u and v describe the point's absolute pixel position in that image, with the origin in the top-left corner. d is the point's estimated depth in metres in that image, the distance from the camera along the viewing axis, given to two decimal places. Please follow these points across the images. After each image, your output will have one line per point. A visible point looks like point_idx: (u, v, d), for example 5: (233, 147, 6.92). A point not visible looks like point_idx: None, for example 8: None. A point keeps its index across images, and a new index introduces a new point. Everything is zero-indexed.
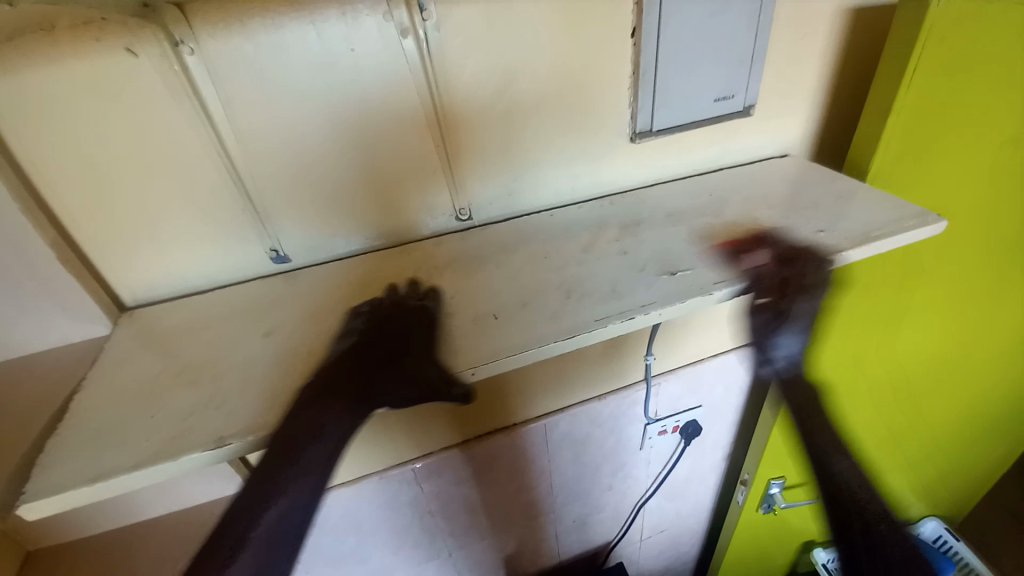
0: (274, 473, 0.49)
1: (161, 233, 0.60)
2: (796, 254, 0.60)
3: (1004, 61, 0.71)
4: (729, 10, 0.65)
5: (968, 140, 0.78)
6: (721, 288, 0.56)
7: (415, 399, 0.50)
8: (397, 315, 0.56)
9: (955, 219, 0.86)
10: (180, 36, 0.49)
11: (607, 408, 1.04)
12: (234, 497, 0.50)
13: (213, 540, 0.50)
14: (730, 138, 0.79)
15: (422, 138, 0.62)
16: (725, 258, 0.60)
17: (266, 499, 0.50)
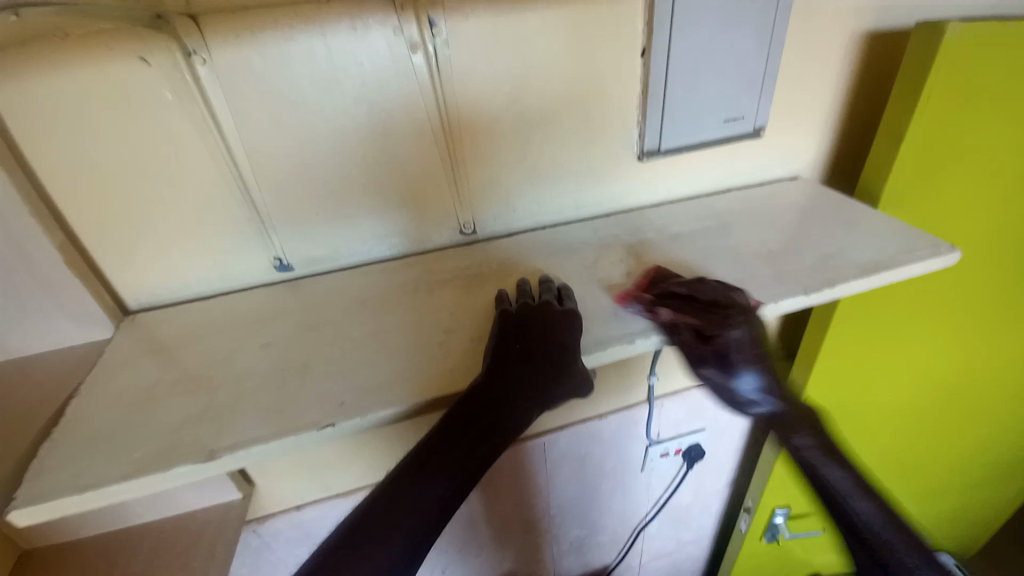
0: (438, 457, 0.49)
1: (166, 239, 0.60)
2: (700, 289, 0.57)
3: (1014, 90, 0.71)
4: (740, 33, 0.65)
5: (980, 169, 0.77)
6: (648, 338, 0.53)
7: (555, 394, 0.53)
8: (536, 312, 0.55)
9: (969, 247, 0.84)
10: (192, 47, 0.50)
11: (608, 427, 1.02)
12: (374, 494, 0.48)
13: (346, 545, 0.45)
14: (740, 160, 0.78)
15: (429, 152, 0.63)
16: (639, 310, 0.56)
17: (423, 487, 0.48)
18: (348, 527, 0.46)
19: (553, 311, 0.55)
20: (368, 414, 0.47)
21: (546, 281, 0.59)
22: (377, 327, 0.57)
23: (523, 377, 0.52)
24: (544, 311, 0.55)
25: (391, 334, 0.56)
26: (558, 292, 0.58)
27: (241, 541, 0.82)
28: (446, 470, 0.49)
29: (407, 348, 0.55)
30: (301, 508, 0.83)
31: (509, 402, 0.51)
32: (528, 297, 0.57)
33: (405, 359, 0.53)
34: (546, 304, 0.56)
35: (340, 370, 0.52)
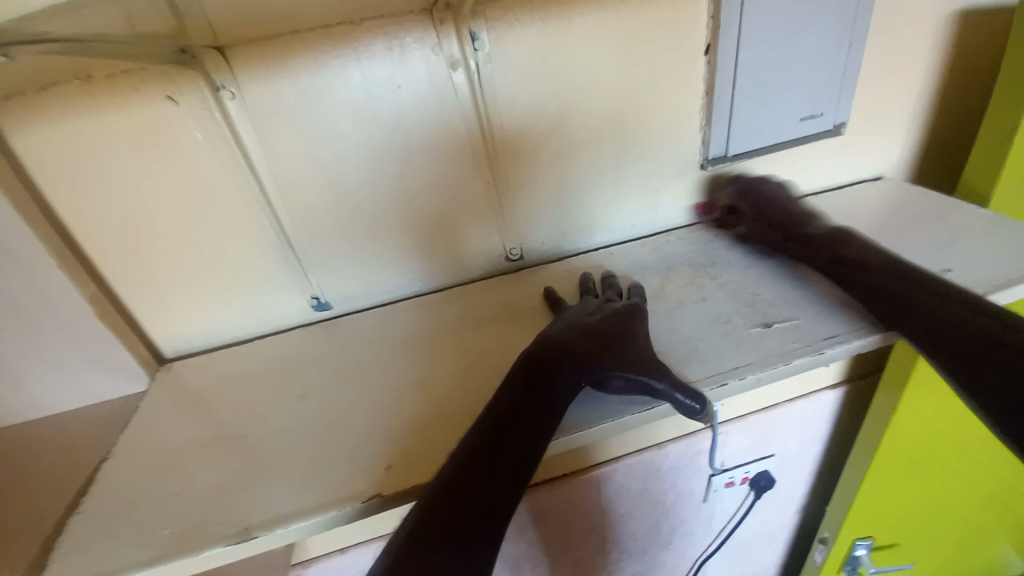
0: (482, 470, 0.39)
1: (200, 283, 0.57)
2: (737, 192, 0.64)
3: None
4: (816, 23, 0.57)
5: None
6: (827, 355, 0.47)
7: (630, 390, 0.44)
8: (596, 306, 0.52)
9: None
10: (220, 82, 0.46)
11: (668, 458, 0.94)
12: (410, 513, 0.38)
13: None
14: (816, 163, 0.69)
15: (472, 175, 0.57)
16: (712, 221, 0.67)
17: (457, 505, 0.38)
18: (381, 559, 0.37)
19: (618, 306, 0.52)
20: (420, 479, 0.42)
21: (608, 277, 0.57)
22: (425, 372, 0.52)
23: (580, 370, 0.44)
24: (607, 304, 0.52)
25: (438, 380, 0.51)
26: (624, 289, 0.56)
27: None
28: (491, 486, 0.39)
29: (458, 397, 0.49)
30: (345, 550, 0.68)
31: (560, 398, 0.43)
32: (589, 298, 0.55)
33: (457, 410, 0.47)
34: (607, 299, 0.53)
35: (385, 424, 0.47)
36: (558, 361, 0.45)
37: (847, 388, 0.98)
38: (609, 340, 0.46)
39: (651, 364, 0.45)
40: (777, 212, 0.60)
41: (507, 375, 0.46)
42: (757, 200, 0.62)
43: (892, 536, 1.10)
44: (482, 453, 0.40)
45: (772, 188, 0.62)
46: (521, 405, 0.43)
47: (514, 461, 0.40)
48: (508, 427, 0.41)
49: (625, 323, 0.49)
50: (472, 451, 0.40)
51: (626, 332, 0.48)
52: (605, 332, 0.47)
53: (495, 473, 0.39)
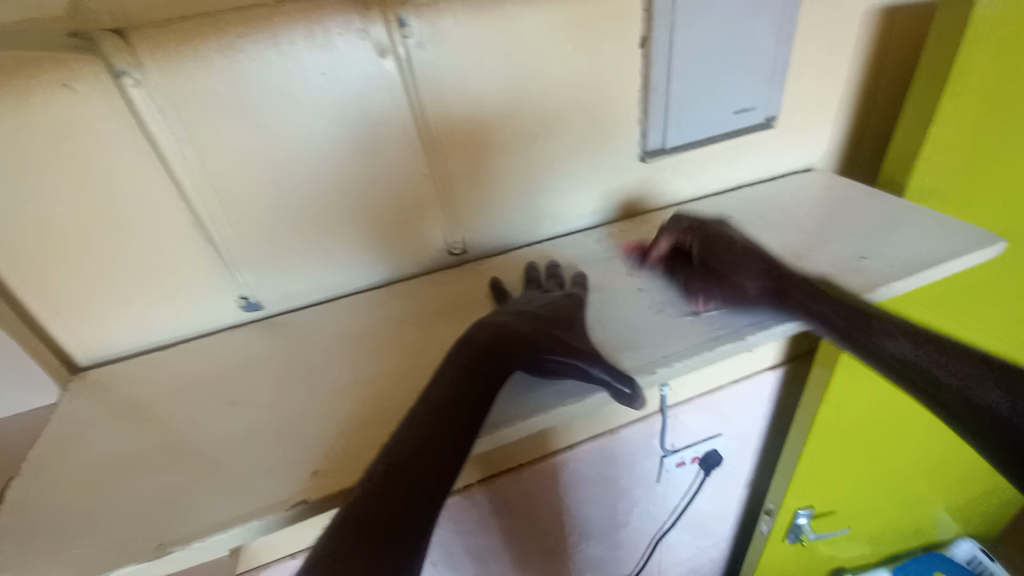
0: (417, 466, 0.38)
1: (116, 283, 0.53)
2: (682, 228, 0.57)
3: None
4: (747, 17, 0.58)
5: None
6: (751, 337, 0.49)
7: (566, 376, 0.44)
8: (539, 297, 0.52)
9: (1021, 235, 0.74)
10: (121, 67, 0.42)
11: (620, 443, 0.98)
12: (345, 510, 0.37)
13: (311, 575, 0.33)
14: (751, 155, 0.71)
15: (410, 167, 0.55)
16: (631, 261, 0.60)
17: (392, 502, 0.36)
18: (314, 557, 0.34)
19: (558, 295, 0.52)
20: (347, 482, 0.41)
21: (552, 267, 0.57)
22: (363, 372, 0.51)
23: (516, 360, 0.44)
24: (546, 294, 0.52)
25: (377, 379, 0.50)
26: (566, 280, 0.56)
27: None
28: (427, 482, 0.38)
29: (396, 395, 0.48)
30: (296, 555, 0.71)
31: (495, 390, 0.43)
32: (530, 289, 0.54)
33: (394, 410, 0.46)
34: (547, 290, 0.53)
35: (319, 429, 0.45)
36: (495, 352, 0.44)
37: (786, 369, 1.04)
38: (546, 327, 0.46)
39: (585, 350, 0.44)
40: (738, 246, 0.54)
41: (443, 365, 0.45)
42: (711, 237, 0.55)
43: (830, 505, 1.19)
44: (417, 449, 0.39)
45: (718, 227, 0.56)
46: (460, 395, 0.42)
47: (451, 453, 0.40)
48: (446, 420, 0.41)
49: (564, 313, 0.49)
50: (408, 448, 0.39)
51: (566, 322, 0.48)
52: (543, 319, 0.47)
53: (429, 468, 0.38)
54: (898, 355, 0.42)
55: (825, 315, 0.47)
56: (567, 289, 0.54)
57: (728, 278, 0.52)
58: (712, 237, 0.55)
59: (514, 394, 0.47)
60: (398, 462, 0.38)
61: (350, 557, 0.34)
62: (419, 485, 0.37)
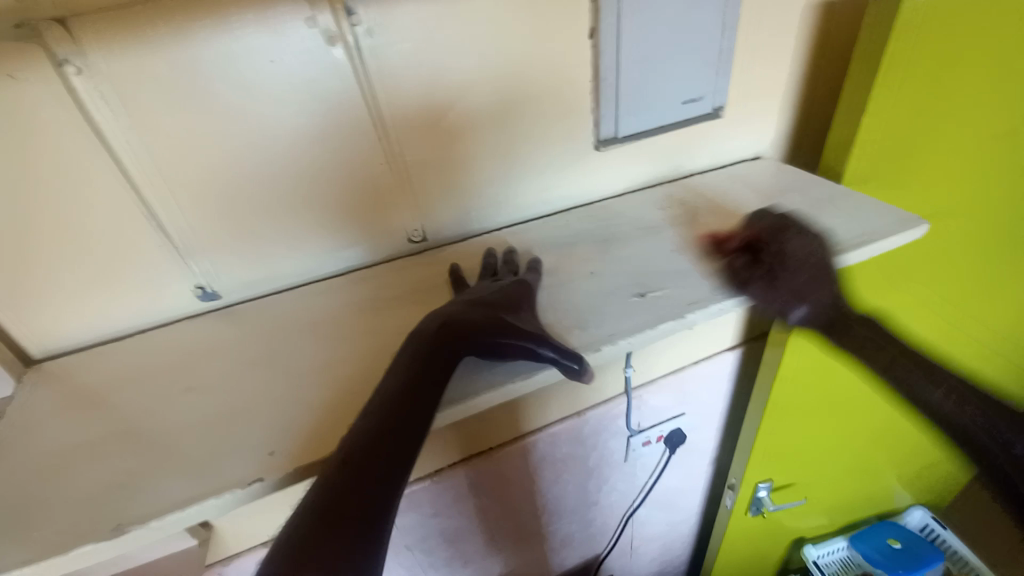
0: (376, 447, 0.40)
1: (68, 275, 0.52)
2: (771, 230, 0.59)
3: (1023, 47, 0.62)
4: (691, 9, 0.61)
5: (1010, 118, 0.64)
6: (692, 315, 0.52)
7: (516, 356, 0.47)
8: (494, 283, 0.54)
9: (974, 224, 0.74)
10: (63, 55, 0.42)
11: (588, 423, 1.02)
12: (307, 496, 0.37)
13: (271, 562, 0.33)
14: (701, 143, 0.74)
15: (366, 155, 0.56)
16: (705, 246, 0.61)
17: (354, 482, 0.38)
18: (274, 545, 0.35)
19: (509, 282, 0.54)
20: (305, 460, 0.42)
21: (508, 253, 0.59)
22: (322, 357, 0.52)
23: (466, 342, 0.46)
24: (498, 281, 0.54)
25: (336, 363, 0.51)
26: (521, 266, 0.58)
27: None
28: (385, 461, 0.39)
29: (354, 378, 0.49)
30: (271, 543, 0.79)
31: (448, 372, 0.45)
32: (485, 276, 0.56)
33: (352, 392, 0.48)
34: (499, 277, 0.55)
35: (277, 412, 0.46)
36: (446, 336, 0.46)
37: (743, 349, 1.09)
38: (495, 311, 0.48)
39: (533, 330, 0.47)
40: (806, 259, 0.57)
41: (398, 354, 0.47)
42: (783, 249, 0.57)
43: (788, 478, 1.26)
44: (375, 430, 0.41)
45: (798, 242, 0.57)
46: (416, 379, 0.44)
47: (408, 433, 0.42)
48: (403, 402, 0.43)
49: (516, 296, 0.51)
50: (366, 431, 0.41)
51: (517, 306, 0.50)
52: (494, 304, 0.49)
53: (387, 448, 0.40)
54: (933, 403, 0.55)
55: (866, 347, 0.60)
56: (521, 275, 0.56)
57: (776, 286, 0.56)
58: (775, 228, 0.58)
59: (467, 375, 0.49)
60: (358, 446, 0.40)
61: (309, 538, 0.34)
62: (380, 465, 0.39)
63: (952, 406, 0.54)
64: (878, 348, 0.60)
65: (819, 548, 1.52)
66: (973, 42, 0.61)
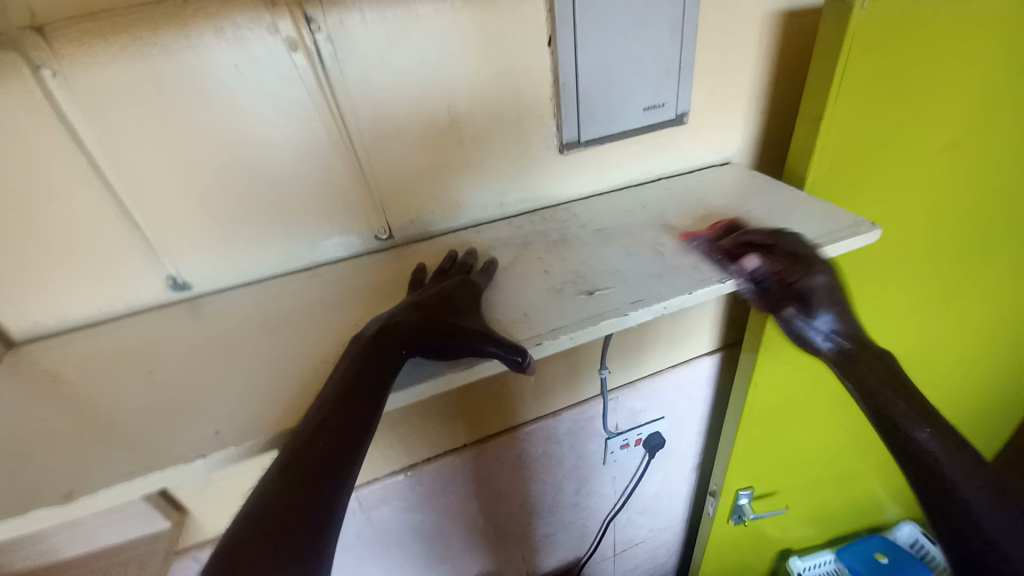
0: (325, 449, 0.43)
1: (43, 265, 0.56)
2: (771, 234, 0.60)
3: (959, 52, 0.69)
4: (647, 20, 0.63)
5: (938, 122, 0.75)
6: (634, 312, 0.53)
7: (458, 353, 0.49)
8: (443, 284, 0.56)
9: (930, 204, 0.83)
10: (40, 61, 0.45)
11: (563, 424, 1.03)
12: (253, 495, 0.40)
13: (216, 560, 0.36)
14: (666, 148, 0.76)
15: (330, 155, 0.59)
16: (699, 246, 0.61)
17: (299, 483, 0.40)
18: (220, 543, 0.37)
19: (458, 284, 0.56)
20: (249, 439, 0.45)
21: (466, 255, 0.61)
22: (280, 345, 0.55)
23: (407, 343, 0.48)
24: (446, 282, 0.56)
25: (291, 352, 0.54)
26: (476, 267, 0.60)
27: (183, 567, 0.83)
28: (330, 461, 0.42)
29: (306, 366, 0.52)
30: None
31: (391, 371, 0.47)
32: (439, 276, 0.58)
33: (303, 379, 0.50)
34: (451, 277, 0.57)
35: (230, 396, 0.49)
36: (389, 338, 0.49)
37: (721, 355, 1.10)
38: (437, 312, 0.50)
39: (472, 329, 0.48)
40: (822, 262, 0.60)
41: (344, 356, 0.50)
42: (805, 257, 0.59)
43: (769, 486, 1.26)
44: (323, 427, 0.43)
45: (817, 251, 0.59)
46: (360, 375, 0.46)
47: (355, 430, 0.44)
48: (349, 398, 0.45)
49: (462, 298, 0.54)
50: (316, 430, 0.43)
51: (460, 307, 0.52)
52: (436, 306, 0.51)
53: (333, 445, 0.43)
54: (920, 442, 0.58)
55: (876, 376, 0.65)
56: (473, 275, 0.58)
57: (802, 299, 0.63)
58: (781, 233, 0.61)
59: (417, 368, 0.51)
60: (308, 446, 0.42)
61: (251, 535, 0.37)
62: (328, 466, 0.42)
63: (939, 453, 0.56)
64: (892, 390, 0.63)
65: (806, 560, 1.50)
66: (921, 49, 0.67)
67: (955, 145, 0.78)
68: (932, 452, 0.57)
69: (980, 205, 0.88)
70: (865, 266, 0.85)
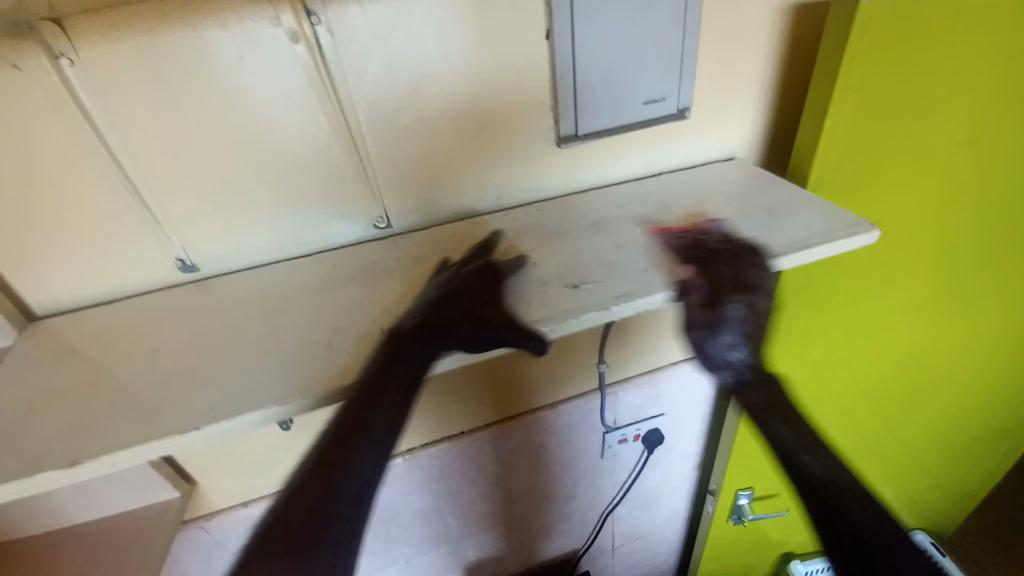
0: (352, 440, 0.48)
1: (63, 243, 0.59)
2: (726, 248, 0.59)
3: (978, 48, 0.67)
4: (647, 13, 0.63)
5: (955, 125, 0.73)
6: (614, 308, 0.53)
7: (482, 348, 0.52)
8: (467, 273, 0.57)
9: (940, 206, 0.81)
10: (59, 49, 0.48)
11: (560, 416, 1.04)
12: (298, 471, 0.49)
13: (272, 515, 0.47)
14: (667, 143, 0.76)
15: (329, 144, 0.61)
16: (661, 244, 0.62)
17: (331, 467, 0.47)
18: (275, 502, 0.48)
19: (482, 273, 0.57)
20: (241, 414, 0.47)
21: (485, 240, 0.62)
22: (277, 326, 0.57)
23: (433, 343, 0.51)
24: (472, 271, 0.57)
25: (287, 333, 0.56)
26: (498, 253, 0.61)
27: (191, 536, 0.87)
28: (361, 449, 0.48)
29: (299, 346, 0.54)
30: (248, 504, 0.88)
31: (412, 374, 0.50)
32: (463, 262, 0.60)
33: (295, 360, 0.53)
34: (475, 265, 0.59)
35: (226, 373, 0.52)
36: (415, 338, 0.51)
37: None
38: (463, 311, 0.53)
39: (496, 327, 0.51)
40: (752, 287, 0.58)
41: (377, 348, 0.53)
42: (738, 279, 0.58)
43: (770, 488, 1.25)
44: (350, 422, 0.48)
45: (762, 277, 0.58)
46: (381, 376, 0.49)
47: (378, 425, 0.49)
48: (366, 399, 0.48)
49: (487, 288, 0.56)
50: (345, 422, 0.49)
51: (485, 300, 0.54)
52: (463, 302, 0.54)
53: (360, 438, 0.48)
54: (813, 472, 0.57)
55: (767, 403, 0.63)
56: (497, 261, 0.60)
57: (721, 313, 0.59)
58: (739, 254, 0.59)
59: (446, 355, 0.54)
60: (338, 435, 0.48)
61: (295, 503, 0.46)
62: (358, 455, 0.48)
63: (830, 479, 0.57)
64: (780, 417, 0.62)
65: (807, 565, 1.48)
66: (942, 47, 0.65)
67: (973, 149, 0.76)
68: (822, 479, 0.57)
69: (1000, 210, 0.85)
70: (863, 266, 0.85)
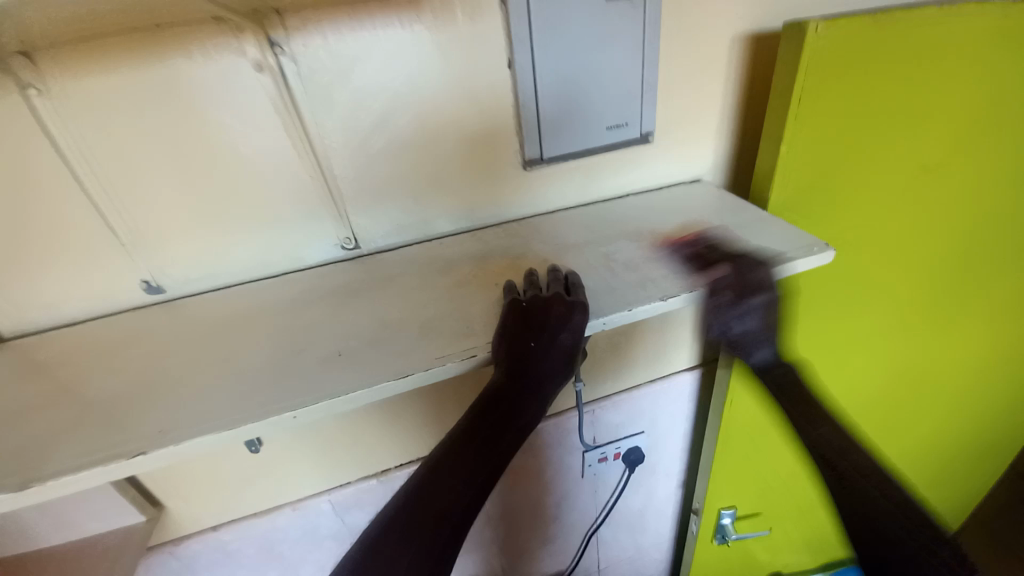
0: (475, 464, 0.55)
1: (27, 266, 0.60)
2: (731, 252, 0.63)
3: (920, 76, 0.70)
4: (605, 44, 0.65)
5: (909, 147, 0.76)
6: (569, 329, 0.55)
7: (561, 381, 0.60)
8: (546, 302, 0.57)
9: (900, 223, 0.84)
10: (27, 80, 0.50)
11: (539, 435, 1.04)
12: (409, 486, 0.53)
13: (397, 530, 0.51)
14: (632, 166, 0.78)
15: (297, 168, 0.63)
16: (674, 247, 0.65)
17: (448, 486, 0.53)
18: (398, 519, 0.51)
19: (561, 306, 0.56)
20: (193, 437, 0.47)
21: (552, 271, 0.61)
22: (239, 348, 0.57)
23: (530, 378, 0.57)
24: (553, 304, 0.57)
25: (249, 355, 0.56)
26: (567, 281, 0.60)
27: (159, 561, 0.86)
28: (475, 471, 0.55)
29: (259, 368, 0.54)
30: (218, 528, 0.87)
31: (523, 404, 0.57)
32: (536, 289, 0.59)
33: (253, 382, 0.53)
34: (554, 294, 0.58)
35: (183, 395, 0.51)
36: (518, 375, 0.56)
37: (701, 371, 1.10)
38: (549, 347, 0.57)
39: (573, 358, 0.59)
40: (765, 285, 0.62)
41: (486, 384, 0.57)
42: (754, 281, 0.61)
43: (752, 506, 1.24)
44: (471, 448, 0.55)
45: (761, 277, 0.61)
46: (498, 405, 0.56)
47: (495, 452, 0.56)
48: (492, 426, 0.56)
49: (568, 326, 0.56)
50: (464, 447, 0.55)
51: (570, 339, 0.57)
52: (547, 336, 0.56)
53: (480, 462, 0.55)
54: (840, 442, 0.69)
55: None
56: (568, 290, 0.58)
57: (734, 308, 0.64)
58: (742, 260, 0.61)
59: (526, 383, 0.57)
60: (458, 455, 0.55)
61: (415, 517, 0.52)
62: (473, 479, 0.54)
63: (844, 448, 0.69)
64: None
65: None
66: (887, 76, 0.68)
67: (926, 170, 0.80)
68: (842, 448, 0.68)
69: (958, 225, 0.89)
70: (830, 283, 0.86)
